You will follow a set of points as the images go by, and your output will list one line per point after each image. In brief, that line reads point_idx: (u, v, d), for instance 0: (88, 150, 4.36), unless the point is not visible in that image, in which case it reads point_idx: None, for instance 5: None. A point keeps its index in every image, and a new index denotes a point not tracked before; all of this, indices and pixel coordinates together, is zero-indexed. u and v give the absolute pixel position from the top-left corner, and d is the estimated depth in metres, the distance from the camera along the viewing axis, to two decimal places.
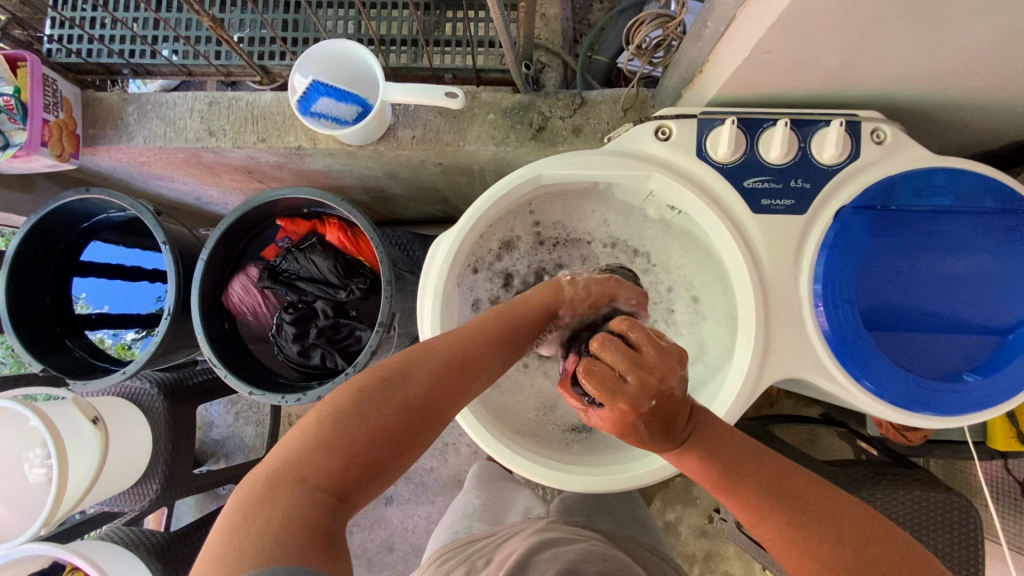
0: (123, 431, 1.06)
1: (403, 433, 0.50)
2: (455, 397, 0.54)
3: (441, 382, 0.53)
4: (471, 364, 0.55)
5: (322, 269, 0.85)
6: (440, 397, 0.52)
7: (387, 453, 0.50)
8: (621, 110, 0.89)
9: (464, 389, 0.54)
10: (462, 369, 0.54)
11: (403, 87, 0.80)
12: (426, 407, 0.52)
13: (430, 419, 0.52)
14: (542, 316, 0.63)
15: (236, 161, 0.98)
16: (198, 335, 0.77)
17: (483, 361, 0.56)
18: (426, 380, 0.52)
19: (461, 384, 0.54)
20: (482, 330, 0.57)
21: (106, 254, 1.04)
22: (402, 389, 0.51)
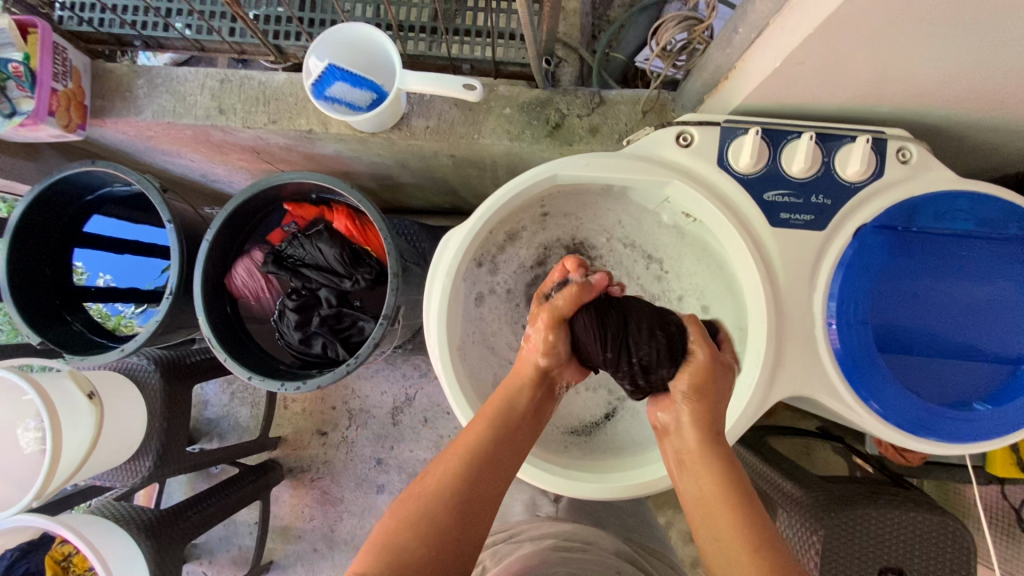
0: (118, 406, 1.05)
1: (446, 530, 0.55)
2: (483, 484, 0.59)
3: (466, 476, 0.59)
4: (490, 452, 0.62)
5: (328, 257, 0.84)
6: (470, 489, 0.58)
7: (437, 551, 0.54)
8: (640, 112, 0.87)
9: (493, 478, 0.60)
10: (481, 460, 0.61)
11: (422, 77, 0.78)
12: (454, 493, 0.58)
13: (472, 511, 0.58)
14: (535, 381, 0.68)
15: (245, 140, 0.96)
16: (200, 316, 0.76)
17: (491, 441, 0.63)
18: (448, 478, 0.59)
19: (479, 469, 0.60)
20: (489, 417, 0.65)
21: (109, 228, 1.03)
22: (428, 488, 0.58)
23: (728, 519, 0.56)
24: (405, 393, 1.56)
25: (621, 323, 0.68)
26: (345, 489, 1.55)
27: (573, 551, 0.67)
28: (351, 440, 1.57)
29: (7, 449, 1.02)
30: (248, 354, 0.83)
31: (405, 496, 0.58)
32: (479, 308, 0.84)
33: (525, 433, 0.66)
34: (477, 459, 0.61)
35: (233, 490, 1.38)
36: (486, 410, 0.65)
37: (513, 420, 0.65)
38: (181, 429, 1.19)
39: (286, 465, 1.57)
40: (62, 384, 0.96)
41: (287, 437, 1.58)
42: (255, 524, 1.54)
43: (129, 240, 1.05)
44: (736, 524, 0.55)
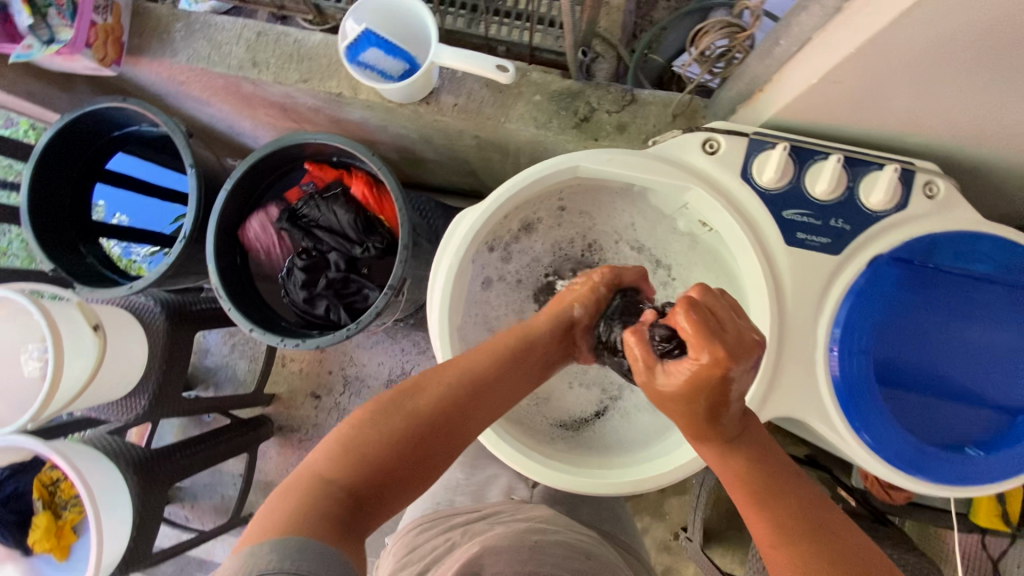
0: (121, 341, 1.07)
1: (417, 445, 0.56)
2: (469, 417, 0.60)
3: (456, 405, 0.59)
4: (480, 388, 0.61)
5: (342, 221, 0.84)
6: (453, 417, 0.59)
7: (406, 466, 0.56)
8: (671, 115, 0.86)
9: (480, 414, 0.61)
10: (476, 392, 0.61)
11: (455, 52, 0.77)
12: (439, 417, 0.58)
13: (445, 438, 0.58)
14: (554, 336, 0.67)
15: (274, 96, 0.97)
16: (209, 263, 0.77)
17: (491, 377, 0.62)
18: (436, 403, 0.58)
19: (471, 402, 0.60)
20: (496, 354, 0.64)
21: (134, 166, 1.05)
22: (416, 407, 0.58)
23: (751, 504, 0.55)
24: (402, 368, 1.57)
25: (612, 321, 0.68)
26: None
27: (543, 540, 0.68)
28: (343, 407, 1.59)
29: (10, 369, 1.05)
30: (252, 306, 0.84)
31: (386, 401, 0.58)
32: (484, 291, 0.84)
33: (527, 379, 0.66)
34: (471, 392, 0.60)
35: (222, 439, 1.40)
36: (492, 348, 0.64)
37: (515, 361, 0.64)
38: (179, 373, 1.21)
39: (276, 423, 1.59)
40: (70, 314, 0.98)
41: (281, 395, 1.60)
42: (239, 476, 1.57)
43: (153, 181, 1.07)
44: (764, 515, 0.54)
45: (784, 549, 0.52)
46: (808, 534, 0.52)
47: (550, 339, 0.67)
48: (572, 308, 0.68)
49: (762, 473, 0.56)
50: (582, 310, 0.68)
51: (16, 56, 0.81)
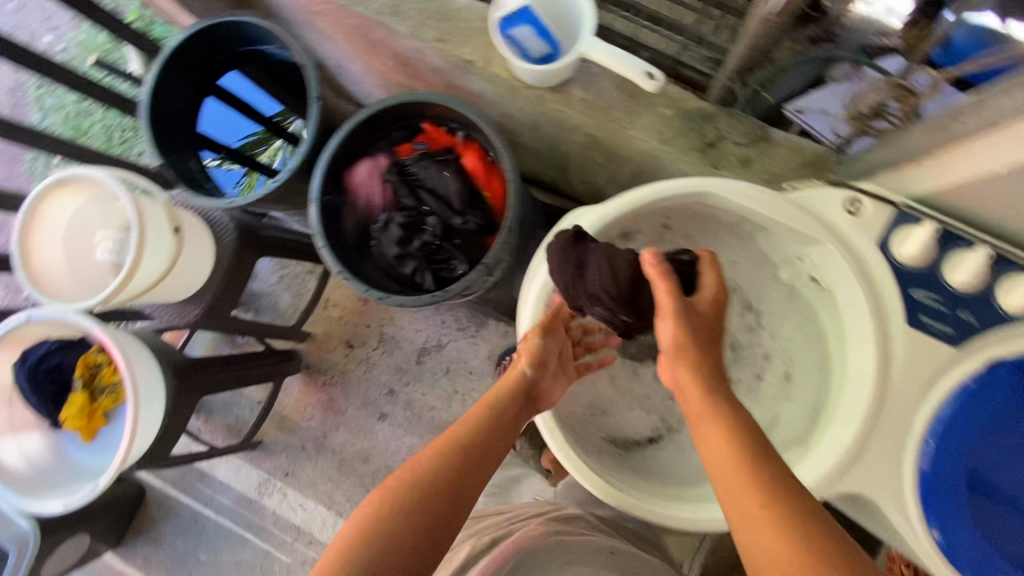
0: (193, 250, 1.09)
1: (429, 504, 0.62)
2: (464, 481, 0.66)
3: (450, 462, 0.66)
4: (466, 457, 0.68)
5: (449, 188, 0.84)
6: (454, 473, 0.66)
7: (425, 522, 0.61)
8: (800, 162, 0.83)
9: (470, 475, 0.67)
10: (465, 458, 0.67)
11: (607, 49, 0.76)
12: (436, 487, 0.64)
13: (450, 492, 0.64)
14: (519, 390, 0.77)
15: (402, 48, 0.96)
16: (315, 198, 0.78)
17: (477, 442, 0.70)
18: (432, 474, 0.64)
19: (463, 466, 0.67)
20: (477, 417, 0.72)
21: (237, 84, 1.05)
22: (416, 479, 0.64)
23: (734, 468, 0.57)
24: (438, 339, 1.58)
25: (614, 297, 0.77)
26: (351, 404, 1.59)
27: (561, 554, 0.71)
28: (372, 362, 1.60)
29: (82, 250, 1.07)
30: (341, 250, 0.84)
31: (385, 486, 0.64)
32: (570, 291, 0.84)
33: (505, 439, 0.73)
34: (463, 451, 0.68)
35: (254, 364, 1.43)
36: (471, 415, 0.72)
37: (494, 417, 0.73)
38: (237, 292, 1.23)
39: (306, 361, 1.61)
40: (156, 212, 1.01)
41: (316, 336, 1.62)
42: (259, 403, 1.60)
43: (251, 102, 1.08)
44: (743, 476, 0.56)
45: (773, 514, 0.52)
46: (780, 503, 0.53)
47: (513, 397, 0.76)
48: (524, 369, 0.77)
49: (747, 445, 0.58)
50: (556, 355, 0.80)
51: None
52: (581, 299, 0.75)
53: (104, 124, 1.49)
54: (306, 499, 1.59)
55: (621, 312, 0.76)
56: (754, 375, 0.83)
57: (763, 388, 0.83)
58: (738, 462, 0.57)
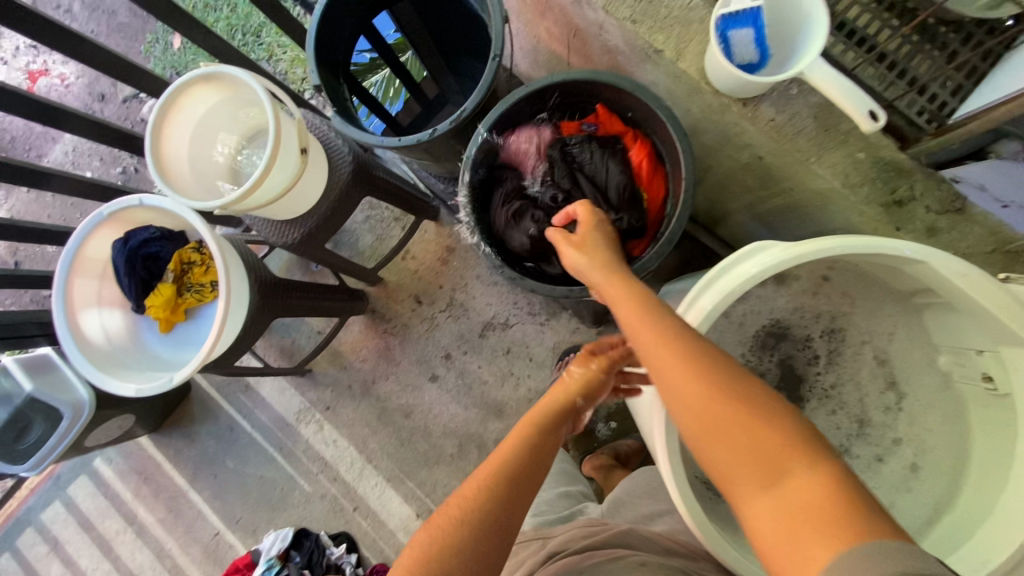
0: (311, 174, 1.07)
1: (489, 528, 0.60)
2: (512, 509, 0.62)
3: (507, 482, 0.63)
4: (513, 479, 0.63)
5: (610, 178, 0.79)
6: (509, 491, 0.62)
7: (485, 545, 0.59)
8: (992, 246, 0.76)
9: (517, 502, 0.62)
10: (511, 482, 0.63)
11: (833, 75, 0.69)
12: (483, 520, 0.60)
13: (506, 516, 0.61)
14: (565, 408, 0.71)
15: (581, 20, 0.90)
16: (471, 157, 0.74)
17: (520, 466, 0.64)
18: (475, 504, 0.60)
19: (510, 497, 0.62)
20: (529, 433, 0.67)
21: (383, 22, 1.02)
22: (465, 513, 0.60)
23: (692, 425, 0.52)
24: (506, 317, 1.55)
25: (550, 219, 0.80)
26: (406, 358, 1.58)
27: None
28: (435, 323, 1.58)
29: (202, 150, 1.07)
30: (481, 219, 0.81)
31: (432, 520, 0.61)
32: None
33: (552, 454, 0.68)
34: (516, 470, 0.64)
35: (328, 297, 1.42)
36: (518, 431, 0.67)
37: (545, 434, 0.68)
38: (335, 225, 1.21)
39: (371, 304, 1.60)
40: (289, 128, 0.98)
41: (387, 282, 1.60)
42: (318, 333, 1.61)
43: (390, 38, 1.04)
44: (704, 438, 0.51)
45: (744, 480, 0.48)
46: (747, 455, 0.49)
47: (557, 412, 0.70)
48: (574, 398, 0.71)
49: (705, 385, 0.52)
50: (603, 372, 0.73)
51: None
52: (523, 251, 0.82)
53: (229, 23, 1.47)
54: (340, 437, 1.60)
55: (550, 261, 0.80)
56: (877, 456, 0.77)
57: (884, 471, 0.76)
58: (680, 365, 0.53)
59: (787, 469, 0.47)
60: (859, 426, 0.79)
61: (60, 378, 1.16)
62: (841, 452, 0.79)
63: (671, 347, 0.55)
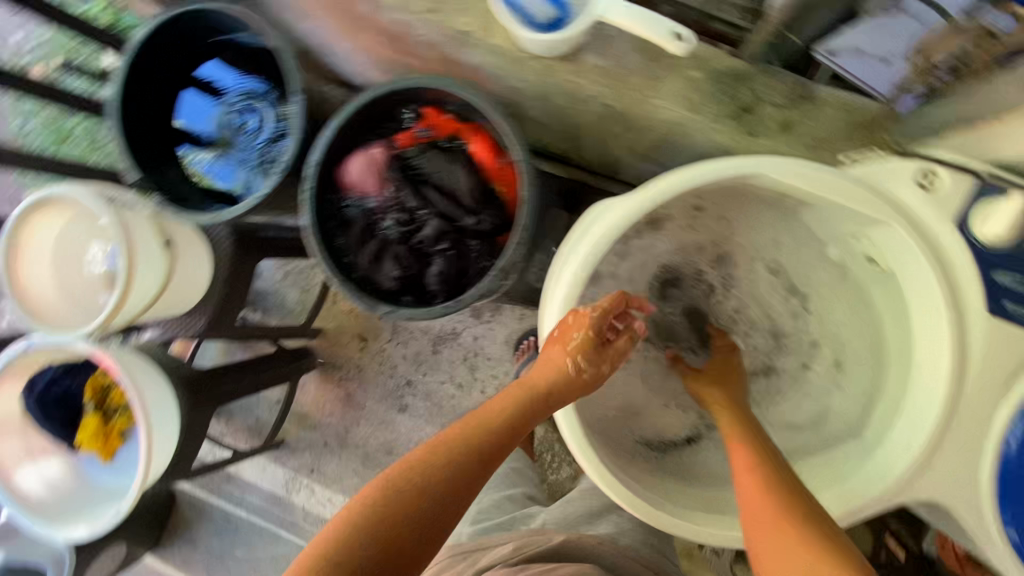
0: (191, 263, 1.03)
1: (428, 511, 0.60)
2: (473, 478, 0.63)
3: (464, 470, 0.63)
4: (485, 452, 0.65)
5: (459, 181, 0.76)
6: (460, 479, 0.62)
7: (422, 528, 0.59)
8: (848, 123, 0.73)
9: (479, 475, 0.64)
10: (479, 452, 0.65)
11: (627, 10, 0.65)
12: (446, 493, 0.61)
13: (446, 503, 0.61)
14: (555, 383, 0.70)
15: (388, 23, 0.85)
16: (306, 201, 0.70)
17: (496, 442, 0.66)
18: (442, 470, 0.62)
19: (474, 470, 0.63)
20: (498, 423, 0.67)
21: (222, 75, 0.88)
22: (425, 472, 0.61)
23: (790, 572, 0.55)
24: (453, 326, 1.52)
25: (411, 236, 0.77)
26: (370, 397, 1.56)
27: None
28: (387, 355, 1.55)
29: (71, 266, 1.00)
30: (342, 262, 0.75)
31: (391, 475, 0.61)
32: (594, 287, 0.77)
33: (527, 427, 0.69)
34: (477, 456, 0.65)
35: (268, 367, 1.38)
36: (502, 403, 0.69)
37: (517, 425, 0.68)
38: (238, 300, 1.17)
39: (319, 357, 1.57)
40: (142, 225, 0.93)
41: (327, 331, 1.56)
42: (277, 402, 1.58)
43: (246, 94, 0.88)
44: None
45: None
46: None
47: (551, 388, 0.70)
48: (576, 376, 0.70)
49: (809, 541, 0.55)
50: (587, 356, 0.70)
51: None
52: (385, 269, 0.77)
53: (50, 118, 0.99)
54: (334, 494, 1.58)
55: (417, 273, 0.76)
56: (800, 364, 0.77)
57: (811, 376, 0.76)
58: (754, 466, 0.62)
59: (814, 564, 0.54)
60: (776, 340, 0.78)
61: (28, 538, 1.10)
62: (767, 372, 0.78)
63: (764, 490, 0.60)
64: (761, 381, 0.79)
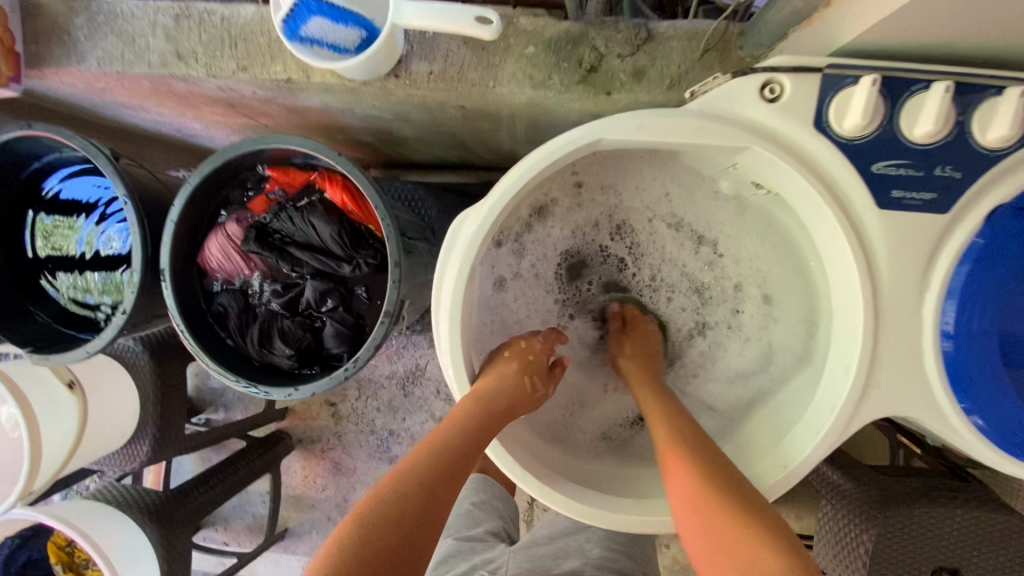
0: (106, 395, 0.98)
1: (402, 551, 0.46)
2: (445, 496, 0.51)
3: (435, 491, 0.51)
4: (457, 465, 0.54)
5: (323, 236, 0.69)
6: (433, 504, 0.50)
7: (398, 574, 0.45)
8: (699, 50, 0.69)
9: (453, 487, 0.53)
10: (450, 464, 0.53)
11: (421, 8, 0.61)
12: (421, 514, 0.49)
13: (420, 535, 0.48)
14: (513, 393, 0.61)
15: (212, 92, 0.80)
16: (167, 307, 0.64)
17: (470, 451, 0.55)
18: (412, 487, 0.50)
19: (447, 487, 0.52)
20: (463, 430, 0.55)
21: (81, 189, 0.81)
22: (392, 495, 0.49)
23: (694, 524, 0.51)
24: (416, 364, 1.46)
25: (290, 302, 0.71)
26: (358, 459, 1.50)
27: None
28: (361, 412, 1.50)
29: None
30: (230, 354, 0.70)
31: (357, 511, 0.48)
32: (500, 295, 0.73)
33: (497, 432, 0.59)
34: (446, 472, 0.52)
35: (241, 464, 1.32)
36: (459, 406, 0.58)
37: (485, 428, 0.57)
38: (178, 412, 1.11)
39: (295, 436, 1.51)
40: (39, 375, 0.89)
41: (294, 408, 1.51)
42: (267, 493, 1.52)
43: (114, 199, 0.81)
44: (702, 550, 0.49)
45: None
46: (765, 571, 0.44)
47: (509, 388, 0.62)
48: (524, 380, 0.63)
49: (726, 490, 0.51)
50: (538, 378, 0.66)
51: None
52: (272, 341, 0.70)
53: None
54: None
55: (305, 337, 0.70)
56: (732, 309, 0.72)
57: (745, 319, 0.72)
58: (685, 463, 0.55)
59: (760, 558, 0.45)
60: (700, 295, 0.74)
61: None
62: (702, 329, 0.74)
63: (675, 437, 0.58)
64: (699, 341, 0.75)
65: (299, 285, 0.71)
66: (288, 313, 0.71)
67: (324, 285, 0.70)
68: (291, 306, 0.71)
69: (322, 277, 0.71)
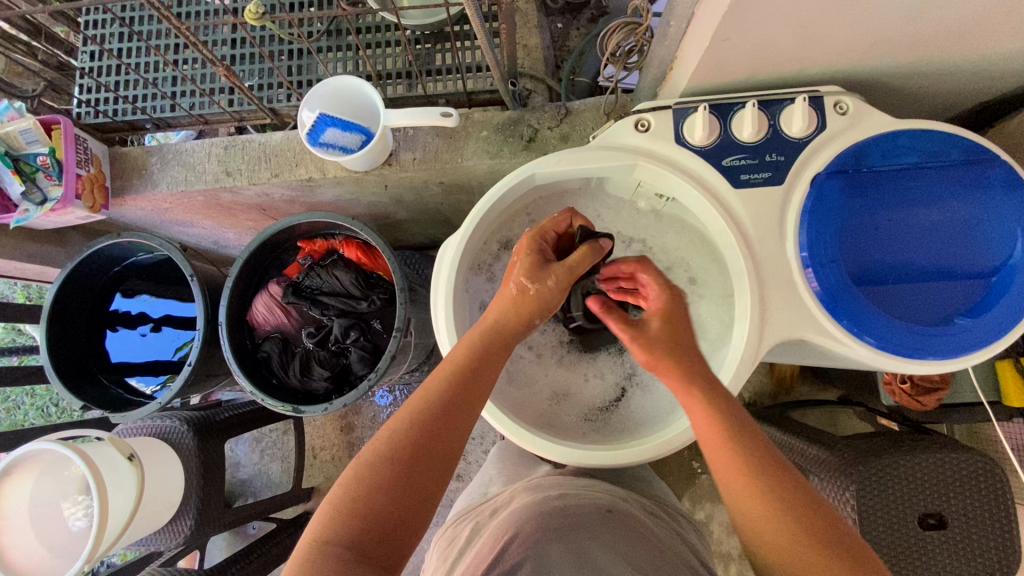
0: (156, 469, 1.08)
1: (409, 477, 0.55)
2: (450, 433, 0.58)
3: (423, 438, 0.57)
4: (456, 405, 0.59)
5: (344, 282, 0.90)
6: (422, 450, 0.56)
7: (397, 513, 0.54)
8: (603, 114, 0.95)
9: (460, 428, 0.59)
10: (454, 404, 0.59)
11: (403, 112, 0.87)
12: (429, 449, 0.57)
13: (423, 463, 0.56)
14: (516, 313, 0.64)
15: (251, 198, 1.04)
16: (224, 350, 0.82)
17: (476, 388, 0.61)
18: (410, 422, 0.57)
19: (453, 423, 0.58)
20: (443, 379, 0.60)
21: (135, 305, 1.05)
22: (397, 427, 0.57)
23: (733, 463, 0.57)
24: None
25: (321, 339, 0.90)
26: None
27: (569, 506, 0.62)
28: None
29: (46, 525, 0.94)
30: (272, 387, 0.86)
31: (376, 444, 0.57)
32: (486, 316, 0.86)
33: (493, 364, 0.63)
34: (431, 420, 0.58)
35: (272, 543, 1.36)
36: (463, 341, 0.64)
37: (480, 363, 0.62)
38: (217, 485, 1.22)
39: None
40: (103, 449, 0.99)
41: (319, 487, 1.59)
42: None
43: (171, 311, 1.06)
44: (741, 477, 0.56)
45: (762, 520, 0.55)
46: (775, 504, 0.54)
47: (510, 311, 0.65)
48: (517, 283, 0.65)
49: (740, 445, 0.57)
50: (532, 282, 0.64)
51: (15, 222, 0.88)
52: (306, 373, 0.88)
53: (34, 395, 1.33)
54: None
55: (334, 365, 0.89)
56: None
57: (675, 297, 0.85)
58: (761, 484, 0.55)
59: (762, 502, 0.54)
60: None
61: None
62: None
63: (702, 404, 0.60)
64: None
65: (328, 325, 0.91)
66: (319, 348, 0.90)
67: (349, 321, 0.90)
68: (323, 342, 0.90)
69: (347, 316, 0.91)
